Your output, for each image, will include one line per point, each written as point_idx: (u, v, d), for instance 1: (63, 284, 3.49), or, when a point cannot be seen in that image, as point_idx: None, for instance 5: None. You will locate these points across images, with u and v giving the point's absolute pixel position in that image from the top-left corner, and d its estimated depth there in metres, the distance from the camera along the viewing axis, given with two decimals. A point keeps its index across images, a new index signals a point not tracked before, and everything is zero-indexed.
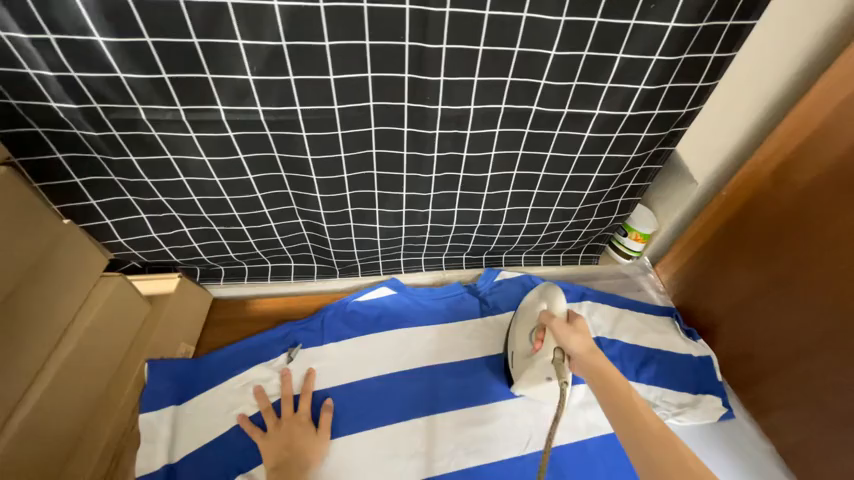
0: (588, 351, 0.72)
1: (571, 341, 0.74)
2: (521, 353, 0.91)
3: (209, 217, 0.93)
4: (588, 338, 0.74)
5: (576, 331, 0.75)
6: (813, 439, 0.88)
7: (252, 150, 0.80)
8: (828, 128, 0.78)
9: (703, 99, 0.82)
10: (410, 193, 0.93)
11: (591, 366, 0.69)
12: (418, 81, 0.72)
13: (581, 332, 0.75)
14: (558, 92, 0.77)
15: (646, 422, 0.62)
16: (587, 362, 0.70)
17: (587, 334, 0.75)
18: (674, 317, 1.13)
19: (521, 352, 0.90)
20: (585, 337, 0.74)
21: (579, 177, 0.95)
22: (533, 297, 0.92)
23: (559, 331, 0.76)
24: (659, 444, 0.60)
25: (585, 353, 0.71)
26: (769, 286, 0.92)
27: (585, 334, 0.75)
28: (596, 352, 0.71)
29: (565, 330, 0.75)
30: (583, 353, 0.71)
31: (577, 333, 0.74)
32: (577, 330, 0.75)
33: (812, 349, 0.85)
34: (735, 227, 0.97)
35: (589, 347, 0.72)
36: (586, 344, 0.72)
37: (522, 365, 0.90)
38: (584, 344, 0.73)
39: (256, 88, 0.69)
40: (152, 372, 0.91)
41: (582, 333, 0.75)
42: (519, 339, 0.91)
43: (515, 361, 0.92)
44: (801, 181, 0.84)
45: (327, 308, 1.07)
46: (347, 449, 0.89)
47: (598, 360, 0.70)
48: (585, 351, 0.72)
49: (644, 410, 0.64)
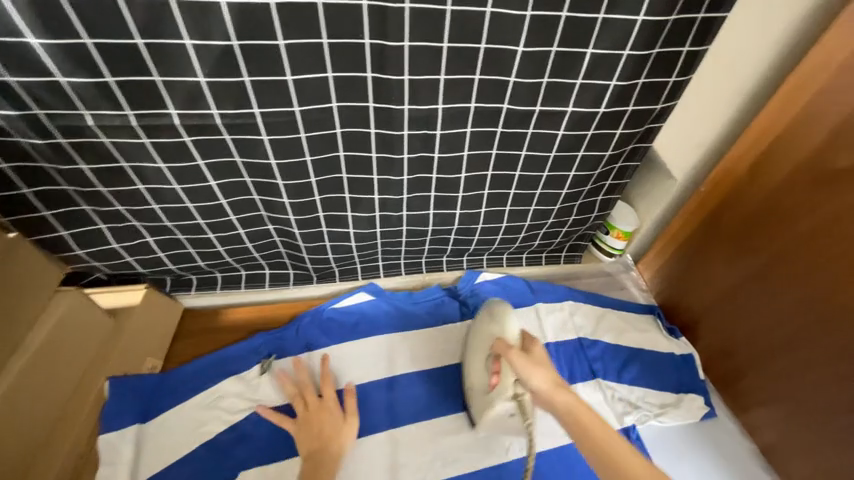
0: (554, 388, 0.67)
1: (533, 377, 0.68)
2: (479, 387, 0.85)
3: (173, 226, 0.89)
4: (550, 371, 0.69)
5: (536, 364, 0.70)
6: (794, 437, 0.87)
7: (212, 156, 0.76)
8: (801, 122, 0.77)
9: (677, 95, 0.81)
10: (382, 196, 0.90)
11: (558, 405, 0.66)
12: (381, 80, 0.69)
13: (541, 364, 0.70)
14: (528, 89, 0.75)
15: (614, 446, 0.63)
16: (555, 402, 0.66)
17: (546, 364, 0.71)
18: (656, 315, 1.11)
19: (480, 386, 0.85)
20: (546, 370, 0.69)
21: (556, 176, 0.93)
22: (484, 320, 0.88)
23: (520, 367, 0.69)
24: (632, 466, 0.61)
25: (551, 390, 0.67)
26: (747, 283, 0.91)
27: (545, 365, 0.70)
28: (560, 387, 0.67)
29: (526, 365, 0.69)
30: (548, 390, 0.67)
31: (538, 367, 0.69)
32: (537, 361, 0.70)
33: (790, 347, 0.85)
34: (714, 222, 0.96)
35: (554, 382, 0.68)
36: (550, 380, 0.68)
37: (481, 401, 0.84)
38: (548, 380, 0.68)
39: (210, 91, 0.66)
40: (112, 391, 0.87)
41: (543, 364, 0.70)
42: (477, 371, 0.86)
43: (474, 396, 0.86)
44: (777, 176, 0.82)
45: (302, 316, 1.03)
46: (370, 446, 0.90)
47: (564, 400, 0.66)
48: (551, 388, 0.67)
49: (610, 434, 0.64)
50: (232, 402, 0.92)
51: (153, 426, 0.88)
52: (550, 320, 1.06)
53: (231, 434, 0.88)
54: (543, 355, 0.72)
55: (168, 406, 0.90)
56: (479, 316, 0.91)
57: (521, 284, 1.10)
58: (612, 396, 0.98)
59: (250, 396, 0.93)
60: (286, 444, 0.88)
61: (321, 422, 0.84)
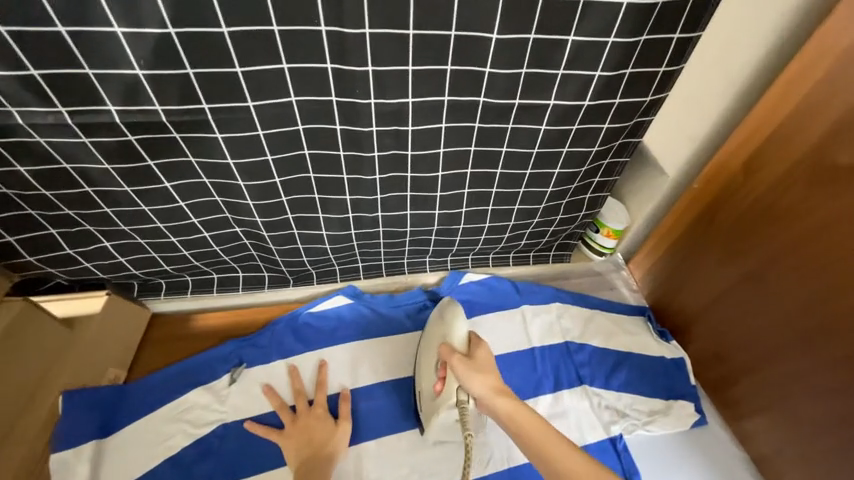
0: (493, 393, 0.71)
1: (473, 383, 0.72)
2: (425, 393, 0.83)
3: (131, 230, 0.82)
4: (491, 376, 0.73)
5: (477, 371, 0.73)
6: (786, 446, 0.84)
7: (162, 155, 0.70)
8: (800, 116, 0.71)
9: (668, 86, 0.75)
10: (354, 197, 0.84)
11: (498, 409, 0.71)
12: (342, 72, 0.63)
13: (483, 371, 0.73)
14: (506, 80, 0.69)
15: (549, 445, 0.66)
16: (495, 406, 0.71)
17: (489, 369, 0.74)
18: (646, 317, 1.07)
19: (425, 391, 0.83)
20: (487, 376, 0.73)
21: (540, 174, 0.87)
22: (433, 323, 0.86)
23: (461, 374, 0.73)
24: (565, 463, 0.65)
25: (490, 396, 0.71)
26: (740, 287, 0.86)
27: (487, 371, 0.74)
28: (500, 393, 0.72)
29: (465, 372, 0.73)
30: (488, 396, 0.71)
31: (479, 373, 0.73)
32: (478, 367, 0.74)
33: (783, 353, 0.81)
34: (706, 222, 0.91)
35: (493, 387, 0.72)
36: (489, 386, 0.72)
37: (427, 406, 0.82)
38: (487, 386, 0.71)
39: (150, 85, 0.60)
40: (68, 406, 0.83)
41: (485, 370, 0.74)
42: (424, 376, 0.84)
43: (422, 401, 0.84)
44: (774, 173, 0.77)
45: (276, 322, 0.97)
46: (362, 458, 0.86)
47: (500, 404, 0.70)
48: (490, 392, 0.71)
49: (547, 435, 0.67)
50: (199, 415, 0.87)
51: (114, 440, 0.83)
52: (536, 324, 1.01)
53: (196, 449, 0.84)
54: (485, 360, 0.75)
55: (133, 419, 0.85)
56: (431, 317, 0.89)
57: (506, 285, 1.05)
58: (599, 403, 0.94)
59: (218, 408, 0.88)
60: (255, 459, 0.84)
61: (311, 428, 0.84)
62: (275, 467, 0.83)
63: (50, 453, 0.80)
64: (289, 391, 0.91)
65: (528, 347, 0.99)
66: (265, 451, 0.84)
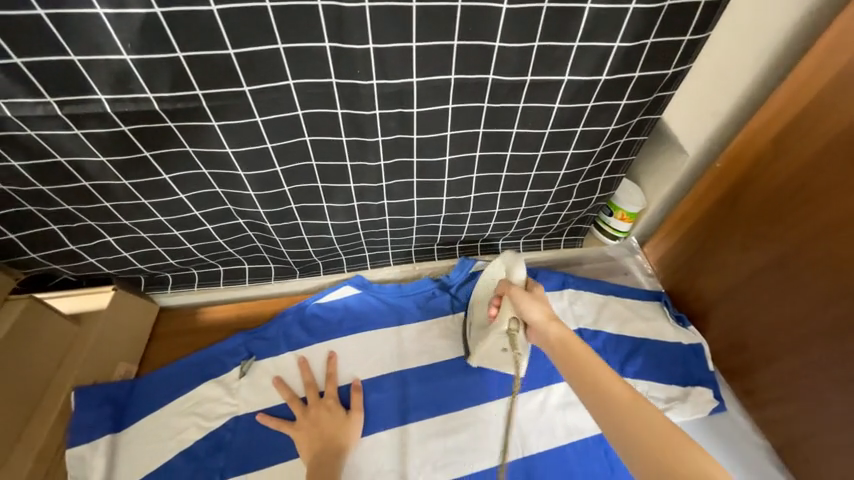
0: (547, 320, 0.69)
1: (526, 309, 0.72)
2: (481, 323, 0.88)
3: (133, 224, 0.80)
4: (547, 305, 0.72)
5: (536, 299, 0.73)
6: (812, 434, 0.80)
7: (157, 145, 0.67)
8: (839, 85, 0.65)
9: (693, 55, 0.69)
10: (358, 184, 0.81)
11: (549, 334, 0.68)
12: (342, 51, 0.59)
13: (539, 300, 0.73)
14: (517, 54, 0.64)
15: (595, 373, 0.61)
16: (548, 328, 0.69)
17: (545, 301, 0.73)
18: (663, 302, 1.03)
19: (482, 322, 0.87)
20: (542, 304, 0.72)
21: (553, 155, 0.82)
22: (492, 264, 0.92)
23: (515, 299, 0.74)
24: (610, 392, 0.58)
25: (542, 321, 0.69)
26: (767, 270, 0.82)
27: (543, 302, 0.73)
28: (553, 319, 0.70)
29: (523, 298, 0.73)
30: (542, 321, 0.69)
31: (535, 300, 0.72)
32: (536, 297, 0.74)
33: (812, 339, 0.77)
34: (729, 204, 0.86)
35: (549, 314, 0.70)
36: (545, 313, 0.70)
37: (480, 336, 0.86)
38: (544, 311, 0.70)
39: (140, 72, 0.57)
40: (80, 402, 0.83)
41: (542, 301, 0.73)
42: (481, 309, 0.89)
43: (475, 333, 0.89)
44: (807, 149, 0.71)
45: (284, 314, 0.96)
46: (373, 451, 0.84)
47: (555, 328, 0.68)
48: (546, 317, 0.70)
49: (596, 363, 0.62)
50: (209, 408, 0.87)
51: (129, 434, 0.84)
52: None
53: (208, 442, 0.84)
54: (541, 294, 0.75)
55: (144, 413, 0.86)
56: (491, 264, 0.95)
57: None
58: None
59: (228, 401, 0.88)
60: (267, 451, 0.83)
61: (322, 421, 0.83)
62: (287, 459, 0.83)
63: (66, 448, 0.81)
64: (298, 382, 0.90)
65: None
66: (278, 443, 0.84)
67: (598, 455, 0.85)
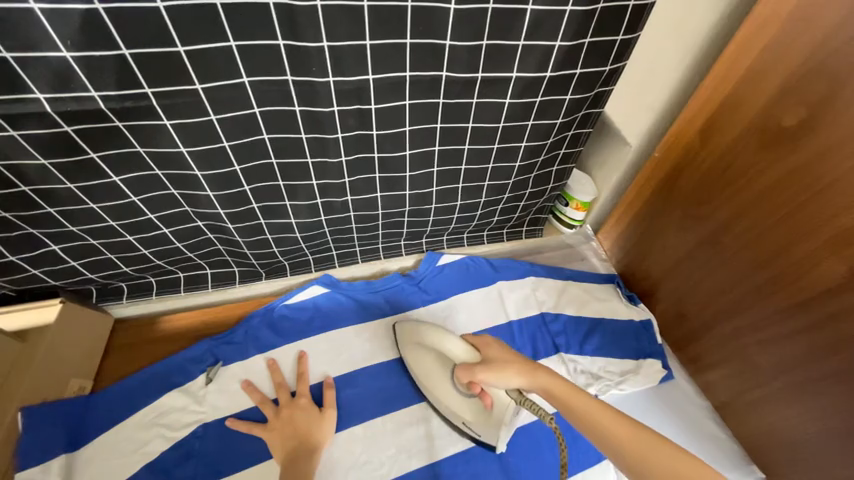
0: (529, 376, 0.71)
1: (507, 381, 0.72)
2: (474, 415, 0.83)
3: (81, 231, 0.76)
4: (516, 364, 0.72)
5: (501, 369, 0.72)
6: (745, 391, 0.90)
7: (105, 146, 0.65)
8: (750, 78, 0.74)
9: (626, 54, 0.76)
10: (321, 181, 0.81)
11: (538, 385, 0.70)
12: (296, 49, 0.60)
13: (506, 365, 0.73)
14: (467, 53, 0.67)
15: (593, 414, 0.65)
16: (536, 384, 0.70)
17: (509, 362, 0.73)
18: (615, 284, 1.11)
19: (473, 414, 0.83)
20: (511, 367, 0.72)
21: (508, 148, 0.87)
22: (419, 354, 0.88)
23: (489, 380, 0.73)
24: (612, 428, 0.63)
25: (527, 378, 0.71)
26: (700, 248, 0.90)
27: (509, 362, 0.73)
28: (535, 370, 0.71)
29: (491, 375, 0.72)
30: (526, 381, 0.71)
31: (504, 368, 0.72)
32: (500, 365, 0.73)
33: (740, 307, 0.86)
34: (666, 189, 0.95)
35: (527, 371, 0.71)
36: (520, 373, 0.71)
37: (487, 425, 0.81)
38: (520, 373, 0.71)
39: (82, 70, 0.55)
40: (29, 422, 0.78)
41: (508, 363, 0.73)
42: (460, 401, 0.84)
43: (476, 428, 0.83)
44: (726, 138, 0.80)
45: (250, 316, 0.95)
46: (347, 445, 0.84)
47: (542, 379, 0.70)
48: (526, 377, 0.71)
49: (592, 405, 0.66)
50: (175, 418, 0.84)
51: (87, 451, 0.80)
52: (513, 298, 1.03)
53: (175, 452, 0.81)
54: (501, 354, 0.75)
55: (105, 428, 0.82)
56: (408, 357, 0.91)
57: (481, 263, 1.06)
58: (575, 369, 0.97)
59: (195, 408, 0.85)
60: (238, 455, 0.82)
61: (294, 420, 0.82)
62: (259, 461, 0.82)
63: (15, 472, 0.76)
64: (268, 384, 0.89)
65: (506, 320, 1.01)
66: (250, 446, 0.83)
67: (562, 427, 0.91)
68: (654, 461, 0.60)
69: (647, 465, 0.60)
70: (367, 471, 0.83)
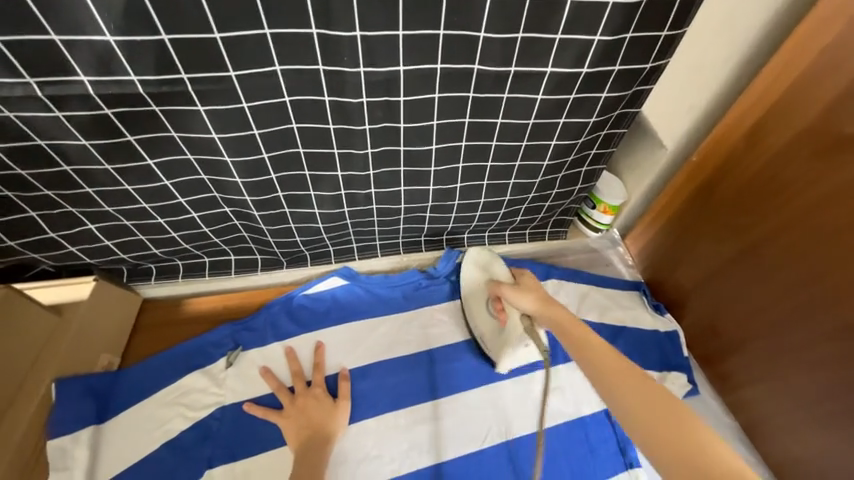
0: (541, 305, 0.77)
1: (523, 302, 0.80)
2: (489, 333, 0.92)
3: (115, 211, 0.79)
4: (538, 294, 0.80)
5: (526, 291, 0.81)
6: (777, 412, 0.85)
7: (142, 130, 0.66)
8: (808, 77, 0.69)
9: (669, 52, 0.72)
10: (346, 173, 0.81)
11: (546, 315, 0.75)
12: (329, 38, 0.60)
13: (530, 290, 0.81)
14: (502, 46, 0.65)
15: (587, 340, 0.67)
16: (545, 313, 0.76)
17: (533, 290, 0.81)
18: (642, 292, 1.07)
19: (488, 330, 0.92)
20: (533, 293, 0.80)
21: (537, 145, 0.84)
22: (469, 273, 0.99)
23: (510, 296, 0.82)
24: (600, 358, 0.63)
25: (540, 306, 0.77)
26: (738, 259, 0.86)
27: (534, 291, 0.81)
28: (548, 304, 0.77)
29: (514, 294, 0.81)
30: (538, 307, 0.77)
31: (526, 292, 0.80)
32: (525, 289, 0.82)
33: (778, 324, 0.81)
34: (704, 195, 0.90)
35: (542, 300, 0.78)
36: (536, 300, 0.78)
37: (494, 344, 0.91)
38: (535, 300, 0.78)
39: (124, 54, 0.57)
40: (62, 392, 0.82)
41: (531, 291, 0.81)
42: (484, 319, 0.94)
43: (488, 342, 0.92)
44: (777, 143, 0.75)
45: (270, 304, 0.96)
46: (360, 438, 0.84)
47: (551, 310, 0.75)
48: (539, 305, 0.77)
49: (589, 334, 0.68)
50: (196, 398, 0.86)
51: (113, 425, 0.83)
52: None
53: (193, 432, 0.84)
54: (531, 284, 0.84)
55: (129, 404, 0.85)
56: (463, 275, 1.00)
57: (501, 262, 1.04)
58: None
59: (214, 391, 0.87)
60: (254, 439, 0.84)
61: (310, 410, 0.83)
62: (274, 448, 0.83)
63: (47, 439, 0.80)
64: (285, 372, 0.90)
65: None
66: (265, 432, 0.84)
67: (580, 439, 0.88)
68: (633, 395, 0.59)
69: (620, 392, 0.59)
70: (377, 465, 0.82)
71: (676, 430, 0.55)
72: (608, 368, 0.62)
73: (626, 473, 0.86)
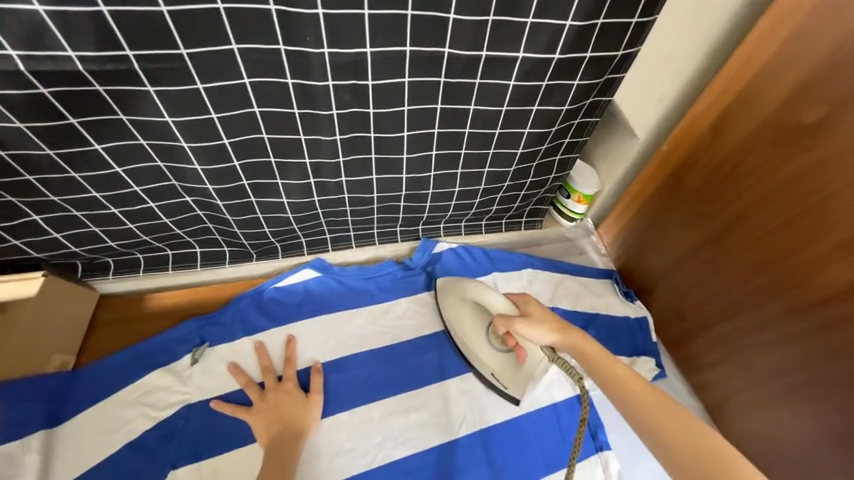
0: (561, 334, 0.72)
1: (539, 336, 0.72)
2: (504, 368, 0.85)
3: (62, 201, 0.73)
4: (551, 324, 0.72)
5: (538, 323, 0.72)
6: (737, 392, 0.89)
7: (85, 112, 0.61)
8: (769, 70, 0.70)
9: (641, 39, 0.72)
10: (315, 160, 0.78)
11: (568, 345, 0.71)
12: (289, 16, 0.56)
13: (543, 321, 0.73)
14: (472, 29, 0.63)
15: (617, 375, 0.65)
16: (568, 343, 0.71)
17: (546, 319, 0.73)
18: (613, 280, 1.09)
19: (500, 367, 0.85)
20: (547, 323, 0.72)
21: (510, 133, 0.83)
22: (457, 305, 0.89)
23: (524, 332, 0.72)
24: (638, 394, 0.62)
25: (560, 336, 0.71)
26: (703, 248, 0.88)
27: (546, 320, 0.73)
28: (567, 331, 0.72)
29: (528, 328, 0.72)
30: (558, 338, 0.72)
31: (540, 323, 0.72)
32: (537, 320, 0.73)
33: (739, 309, 0.84)
34: (672, 185, 0.92)
35: (560, 329, 0.72)
36: (554, 330, 0.72)
37: (516, 378, 0.84)
38: (553, 330, 0.72)
39: (57, 27, 0.52)
40: (9, 396, 0.77)
41: (544, 320, 0.73)
42: (492, 354, 0.86)
43: (504, 379, 0.86)
44: (739, 134, 0.77)
45: (239, 298, 0.93)
46: (333, 431, 0.83)
47: (574, 339, 0.71)
48: (558, 335, 0.71)
49: (623, 370, 0.66)
50: (159, 397, 0.83)
51: (70, 427, 0.79)
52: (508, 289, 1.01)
53: (157, 432, 0.80)
54: (540, 310, 0.75)
55: (87, 405, 0.81)
56: (445, 307, 0.92)
57: (477, 252, 1.04)
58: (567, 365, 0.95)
59: (180, 389, 0.84)
60: (222, 437, 0.81)
61: (281, 405, 0.81)
62: (243, 445, 0.80)
63: None
64: (255, 367, 0.87)
65: None
66: (234, 429, 0.82)
67: (553, 424, 0.90)
68: (674, 434, 0.58)
69: (662, 432, 0.58)
70: (351, 458, 0.81)
71: (719, 465, 0.55)
72: (646, 406, 0.61)
73: (596, 457, 0.88)
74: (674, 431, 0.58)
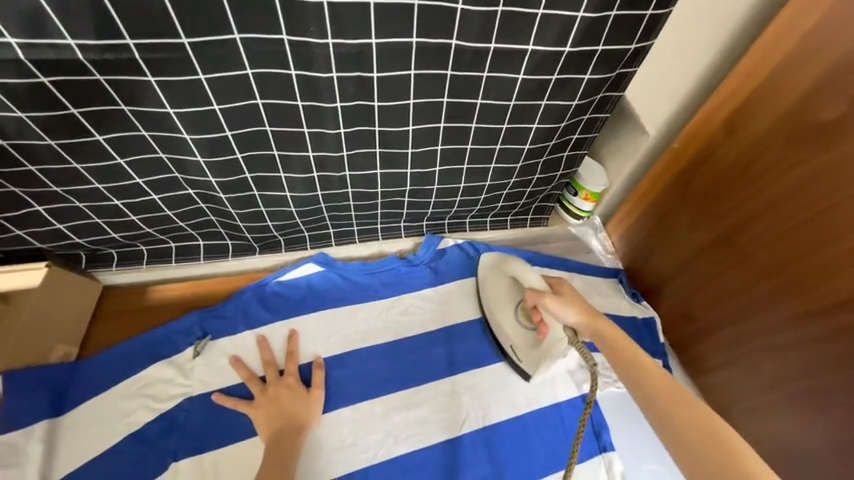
0: (587, 317, 0.71)
1: (566, 315, 0.72)
2: (524, 343, 0.87)
3: (65, 192, 0.73)
4: (579, 306, 0.72)
5: (569, 303, 0.73)
6: (745, 396, 0.87)
7: (86, 102, 0.60)
8: (791, 62, 0.67)
9: (654, 32, 0.70)
10: (318, 153, 0.77)
11: (592, 329, 0.70)
12: (292, 4, 0.55)
13: (573, 302, 0.73)
14: (480, 19, 0.62)
15: (640, 364, 0.63)
16: (591, 328, 0.70)
17: (575, 300, 0.73)
18: (619, 279, 1.07)
19: (521, 340, 0.87)
20: (574, 305, 0.72)
21: (518, 128, 0.81)
22: (496, 279, 0.93)
23: (552, 308, 0.73)
24: (658, 388, 0.60)
25: (585, 320, 0.71)
26: (715, 247, 0.86)
27: (577, 302, 0.73)
28: (594, 316, 0.71)
29: (559, 305, 0.72)
30: (583, 321, 0.71)
31: (568, 304, 0.72)
32: (567, 300, 0.73)
33: (750, 312, 0.82)
34: (683, 183, 0.89)
35: (586, 312, 0.71)
36: (580, 312, 0.71)
37: (532, 354, 0.85)
38: (579, 312, 0.71)
39: (56, 14, 0.51)
40: (13, 385, 0.77)
41: (573, 301, 0.73)
42: (516, 327, 0.88)
43: (520, 353, 0.87)
44: (755, 131, 0.74)
45: (241, 292, 0.92)
46: (335, 426, 0.83)
47: (599, 325, 0.69)
48: (583, 317, 0.71)
49: (645, 360, 0.64)
50: (161, 390, 0.83)
51: (73, 417, 0.79)
52: None
53: (159, 425, 0.80)
54: (571, 293, 0.75)
55: (90, 396, 0.81)
56: (483, 281, 0.95)
57: (483, 248, 1.03)
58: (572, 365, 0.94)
59: (181, 382, 0.84)
60: (224, 430, 0.81)
61: (282, 399, 0.81)
62: (245, 439, 0.80)
63: None
64: (256, 361, 0.87)
65: None
66: (236, 422, 0.82)
67: (556, 424, 0.89)
68: (691, 431, 0.56)
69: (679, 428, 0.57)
70: (352, 453, 0.81)
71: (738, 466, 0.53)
72: (665, 399, 0.59)
73: (600, 457, 0.87)
74: (689, 428, 0.56)
